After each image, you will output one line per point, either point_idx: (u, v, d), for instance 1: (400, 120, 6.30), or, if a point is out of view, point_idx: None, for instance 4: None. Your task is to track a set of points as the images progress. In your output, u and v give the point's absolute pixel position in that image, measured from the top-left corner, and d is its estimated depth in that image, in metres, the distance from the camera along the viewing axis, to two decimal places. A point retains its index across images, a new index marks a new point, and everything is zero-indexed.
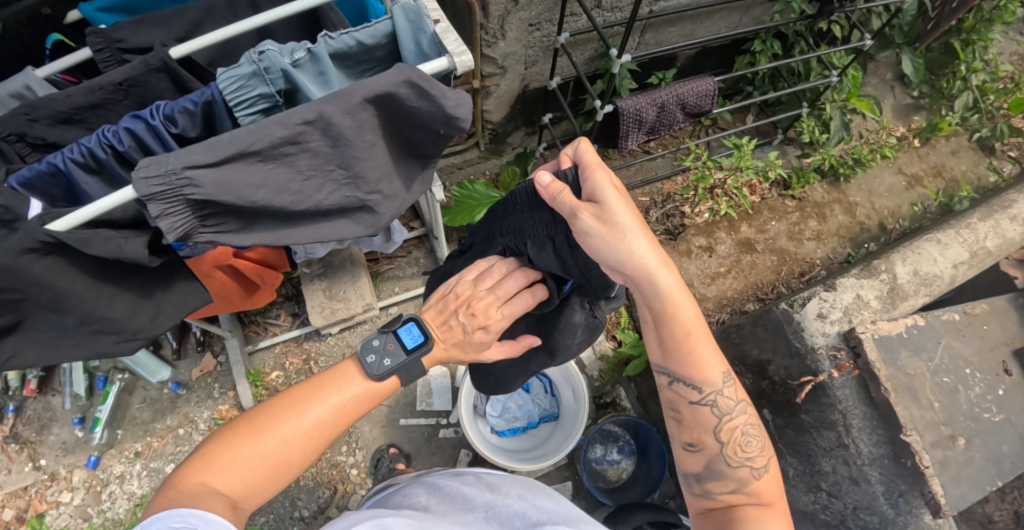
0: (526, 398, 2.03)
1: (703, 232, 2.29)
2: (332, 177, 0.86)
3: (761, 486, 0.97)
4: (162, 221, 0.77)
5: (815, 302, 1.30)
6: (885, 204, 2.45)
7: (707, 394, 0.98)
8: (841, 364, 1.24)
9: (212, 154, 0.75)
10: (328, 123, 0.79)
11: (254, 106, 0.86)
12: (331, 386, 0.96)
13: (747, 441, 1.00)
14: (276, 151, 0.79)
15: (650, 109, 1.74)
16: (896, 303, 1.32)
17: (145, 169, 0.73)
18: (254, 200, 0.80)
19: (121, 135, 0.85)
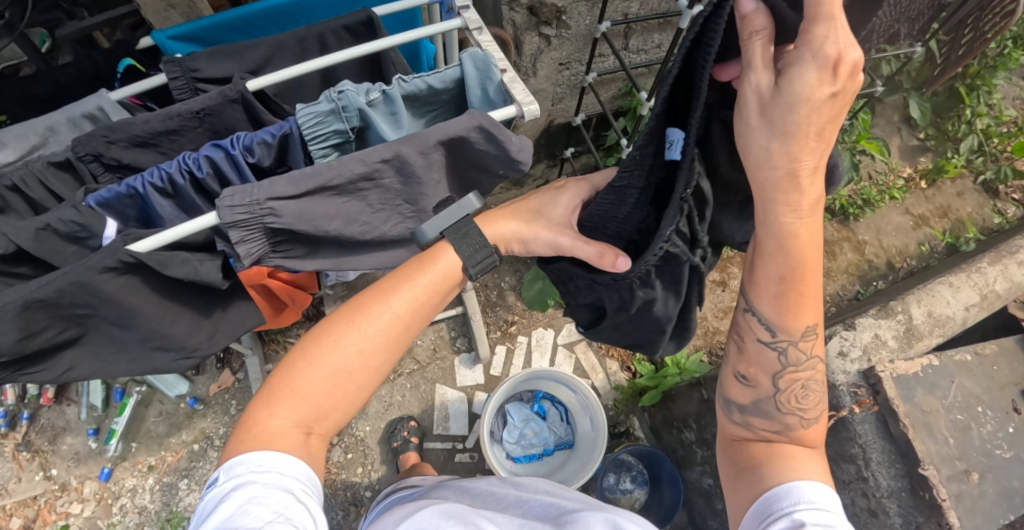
0: (543, 425, 2.08)
1: (717, 266, 2.31)
2: (396, 208, 0.94)
3: (806, 433, 0.97)
4: (241, 247, 0.83)
5: (837, 341, 1.34)
6: (892, 242, 2.53)
7: (781, 339, 0.95)
8: (861, 400, 1.29)
9: (294, 187, 0.82)
10: (403, 162, 0.86)
11: (328, 141, 0.92)
12: (386, 298, 0.93)
13: (807, 392, 0.98)
14: (352, 186, 0.86)
15: None
16: (912, 343, 1.38)
17: (231, 199, 0.79)
18: (327, 230, 0.87)
19: (201, 161, 0.91)
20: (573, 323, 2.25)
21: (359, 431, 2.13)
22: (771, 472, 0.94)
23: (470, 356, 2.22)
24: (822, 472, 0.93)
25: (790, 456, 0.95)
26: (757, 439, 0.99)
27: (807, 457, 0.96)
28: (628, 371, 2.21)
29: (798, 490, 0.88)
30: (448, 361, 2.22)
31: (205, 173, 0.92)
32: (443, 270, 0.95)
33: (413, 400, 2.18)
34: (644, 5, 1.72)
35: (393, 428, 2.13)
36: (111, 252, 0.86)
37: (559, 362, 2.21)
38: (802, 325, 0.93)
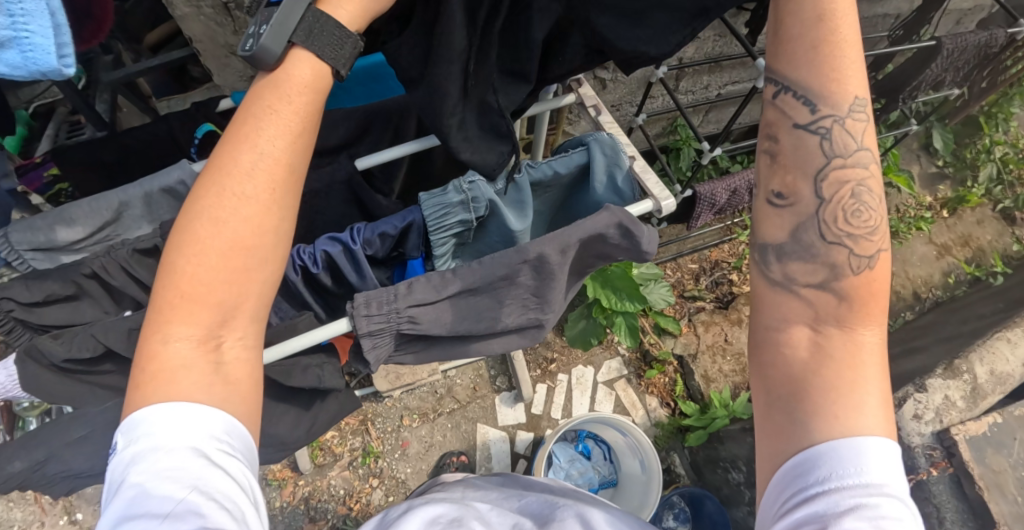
0: (587, 465, 2.08)
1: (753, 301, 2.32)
2: (526, 307, 0.87)
3: (863, 281, 0.76)
4: (371, 353, 0.78)
5: (911, 403, 1.38)
6: (918, 273, 2.57)
7: (824, 118, 0.78)
8: (937, 462, 1.32)
9: (434, 293, 0.79)
10: (544, 263, 0.81)
11: (450, 230, 0.89)
12: (247, 140, 0.69)
13: (859, 208, 0.77)
14: (489, 286, 0.81)
15: (724, 193, 1.78)
16: (978, 402, 1.40)
17: (366, 307, 0.75)
18: (459, 331, 0.83)
19: (319, 256, 0.85)
20: (611, 361, 2.28)
21: (400, 473, 2.10)
22: (822, 405, 0.69)
23: (511, 394, 2.23)
24: (881, 410, 0.69)
25: (846, 359, 0.70)
26: (805, 322, 0.75)
27: (866, 351, 0.71)
28: (668, 408, 2.21)
29: (842, 453, 0.66)
30: (488, 399, 2.22)
31: (320, 268, 0.86)
32: (296, 84, 0.74)
33: (455, 439, 2.16)
34: (701, 50, 1.72)
35: (435, 469, 2.10)
36: None
37: (600, 399, 2.21)
38: (847, 95, 0.77)
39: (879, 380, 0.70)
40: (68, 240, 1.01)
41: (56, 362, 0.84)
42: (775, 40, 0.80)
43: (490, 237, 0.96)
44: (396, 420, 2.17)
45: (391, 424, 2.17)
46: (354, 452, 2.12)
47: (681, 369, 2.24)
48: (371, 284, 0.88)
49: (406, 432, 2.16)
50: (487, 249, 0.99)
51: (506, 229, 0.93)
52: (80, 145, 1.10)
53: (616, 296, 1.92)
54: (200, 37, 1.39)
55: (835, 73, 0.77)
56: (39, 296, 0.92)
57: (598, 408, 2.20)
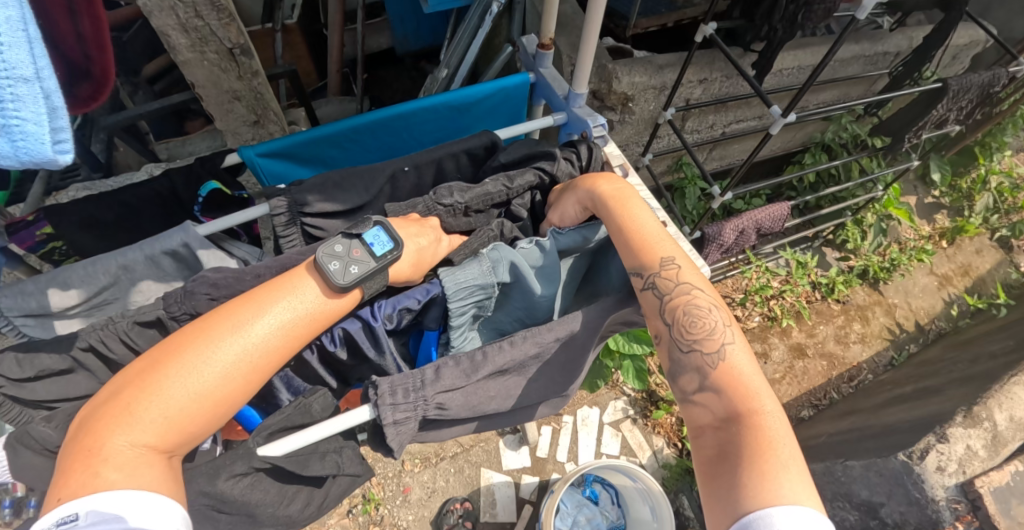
0: (595, 510, 2.03)
1: (757, 337, 2.36)
2: (551, 380, 0.83)
3: (726, 372, 0.81)
4: (395, 442, 0.74)
5: (933, 455, 1.35)
6: (920, 304, 2.57)
7: (648, 276, 0.89)
8: (961, 516, 1.27)
9: (465, 378, 0.77)
10: (575, 339, 0.81)
11: (471, 298, 0.84)
12: (264, 303, 0.76)
13: (694, 319, 0.86)
14: (519, 365, 0.80)
15: (731, 234, 1.63)
16: (999, 451, 1.37)
17: (394, 397, 0.73)
18: (487, 410, 0.80)
19: (336, 334, 0.82)
20: (617, 401, 2.27)
21: (401, 521, 2.03)
22: (745, 482, 0.71)
23: (515, 437, 2.20)
24: (805, 481, 0.70)
25: (752, 441, 0.73)
26: (710, 427, 0.79)
27: (777, 433, 0.74)
28: (675, 448, 2.19)
29: (771, 519, 0.67)
30: (492, 443, 2.19)
31: (337, 345, 0.83)
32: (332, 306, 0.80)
33: (457, 485, 2.11)
34: (707, 90, 1.71)
35: (438, 517, 2.04)
36: (242, 454, 0.76)
37: (606, 441, 2.19)
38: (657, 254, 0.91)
39: (791, 445, 0.73)
40: (62, 305, 0.95)
41: (52, 448, 0.81)
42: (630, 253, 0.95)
43: (511, 304, 0.92)
44: (397, 465, 2.12)
45: (390, 469, 2.11)
46: (354, 499, 2.05)
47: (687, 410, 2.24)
48: (390, 361, 0.84)
49: (408, 478, 2.10)
50: (512, 321, 0.95)
51: (529, 296, 0.90)
52: (76, 203, 1.05)
53: (624, 338, 1.88)
54: (202, 82, 1.35)
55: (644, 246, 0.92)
56: (30, 372, 0.88)
57: (604, 450, 2.18)
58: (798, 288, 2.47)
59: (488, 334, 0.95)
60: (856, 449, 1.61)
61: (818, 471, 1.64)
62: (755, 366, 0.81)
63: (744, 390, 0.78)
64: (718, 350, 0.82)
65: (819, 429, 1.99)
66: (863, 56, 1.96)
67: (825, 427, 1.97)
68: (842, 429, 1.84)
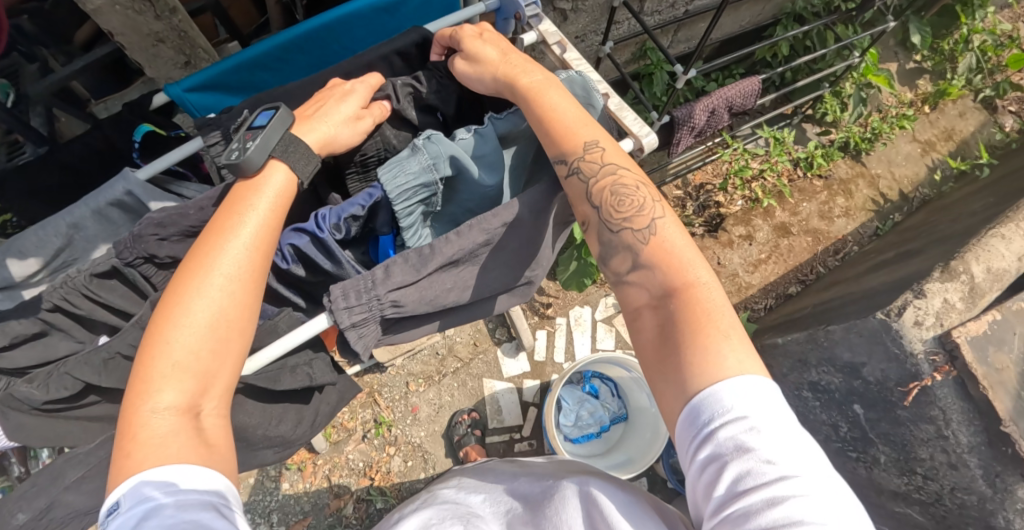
0: (597, 403, 2.12)
1: (741, 221, 2.38)
2: (511, 267, 0.86)
3: (656, 246, 0.82)
4: (358, 344, 0.77)
5: (911, 311, 1.37)
6: (904, 172, 2.56)
7: (573, 162, 0.87)
8: (940, 367, 1.31)
9: (416, 273, 0.76)
10: (525, 221, 0.81)
11: (415, 196, 0.83)
12: (230, 220, 0.75)
13: (624, 200, 0.86)
14: (471, 255, 0.80)
15: (702, 115, 1.59)
16: (977, 301, 1.40)
17: (346, 298, 0.74)
18: (447, 303, 0.81)
19: (285, 250, 0.81)
20: (607, 298, 2.39)
21: (413, 438, 2.34)
22: (688, 358, 0.71)
23: (512, 345, 2.38)
24: (746, 347, 0.72)
25: (690, 312, 0.74)
26: (649, 306, 0.79)
27: (715, 303, 0.75)
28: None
29: (719, 394, 0.68)
30: (491, 354, 2.37)
31: (291, 262, 0.82)
32: (279, 189, 0.80)
33: (463, 398, 2.33)
34: None
35: (447, 430, 2.28)
36: None
37: (600, 337, 2.37)
38: (581, 139, 0.87)
39: (729, 315, 0.74)
40: (24, 274, 0.92)
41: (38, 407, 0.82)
42: (544, 133, 0.90)
43: (461, 201, 0.92)
44: (402, 387, 2.38)
45: (395, 393, 2.36)
46: (367, 425, 2.32)
47: None
48: (348, 270, 0.83)
49: (416, 398, 2.35)
50: (462, 217, 0.94)
51: (477, 187, 0.89)
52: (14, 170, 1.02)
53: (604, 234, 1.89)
54: (120, 29, 1.26)
55: (565, 130, 0.88)
56: (4, 341, 0.88)
57: (599, 345, 2.37)
58: (777, 165, 2.42)
59: (442, 230, 0.94)
60: (841, 312, 1.66)
61: (801, 340, 1.70)
62: (682, 236, 0.84)
63: (675, 260, 0.80)
64: (647, 227, 0.84)
65: (805, 301, 2.05)
66: None
67: (809, 299, 2.04)
68: (825, 298, 1.89)
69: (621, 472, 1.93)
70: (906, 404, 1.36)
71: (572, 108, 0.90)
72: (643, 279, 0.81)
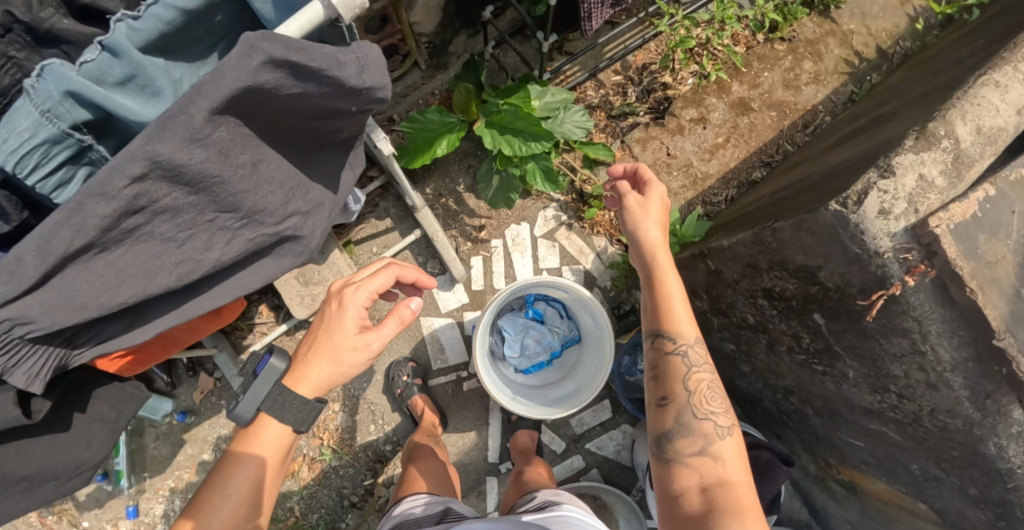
0: (544, 329, 2.07)
1: (692, 102, 2.21)
2: (195, 218, 0.98)
3: (717, 446, 1.16)
4: (18, 364, 0.96)
5: (874, 197, 1.08)
6: (881, 25, 2.22)
7: (679, 345, 1.24)
8: (914, 266, 1.06)
9: (32, 276, 0.86)
10: (163, 161, 0.86)
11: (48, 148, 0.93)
12: None
13: (711, 395, 1.22)
14: (112, 234, 0.90)
15: None
16: (962, 174, 1.14)
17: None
18: (121, 294, 0.96)
19: None
20: (546, 210, 2.24)
21: (359, 391, 2.23)
22: (736, 515, 1.00)
23: (447, 278, 2.20)
24: (739, 459, 1.15)
25: (735, 503, 1.03)
26: (699, 489, 1.09)
27: (741, 483, 1.09)
28: (619, 245, 2.24)
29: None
30: (425, 290, 2.23)
31: None
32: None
33: (400, 340, 2.21)
34: None
35: (388, 379, 2.19)
36: None
37: (545, 255, 2.23)
38: (685, 332, 1.24)
39: (754, 500, 1.06)
40: None
41: None
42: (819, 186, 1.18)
43: (120, 127, 0.99)
44: None
45: None
46: None
47: None
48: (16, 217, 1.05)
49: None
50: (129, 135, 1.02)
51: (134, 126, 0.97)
52: None
53: (520, 140, 1.77)
54: None
55: (670, 316, 1.24)
56: None
57: (545, 264, 2.23)
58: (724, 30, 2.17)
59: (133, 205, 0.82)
60: (793, 201, 1.41)
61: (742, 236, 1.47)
62: (739, 454, 1.16)
63: (731, 458, 1.13)
64: (724, 426, 1.18)
65: (765, 190, 1.80)
66: None
67: (768, 187, 1.78)
68: (780, 185, 1.64)
69: (573, 399, 1.87)
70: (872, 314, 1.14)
71: (682, 304, 1.25)
72: (697, 460, 1.14)
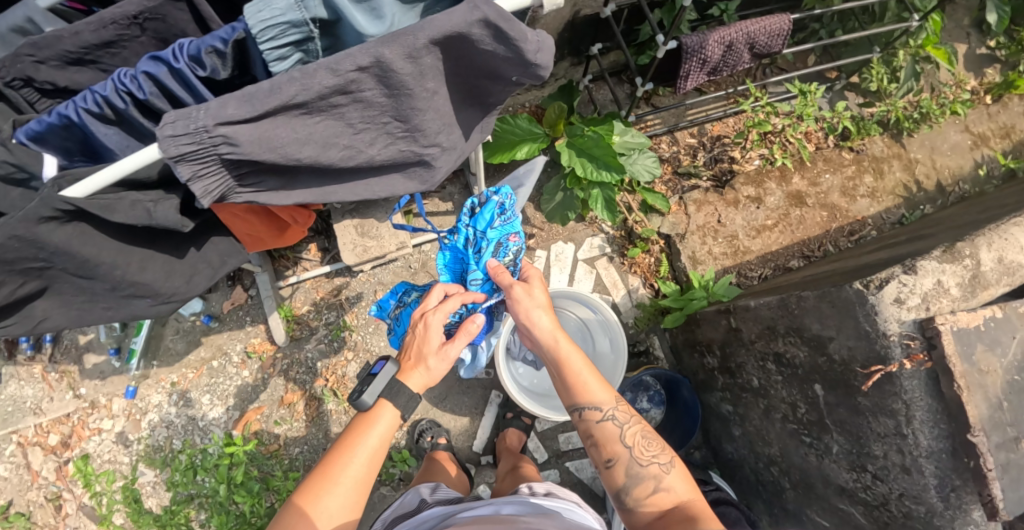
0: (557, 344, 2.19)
1: (753, 182, 2.34)
2: (390, 138, 1.15)
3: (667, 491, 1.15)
4: (197, 181, 1.01)
5: (893, 286, 1.28)
6: (947, 163, 2.40)
7: (605, 411, 1.22)
8: (913, 354, 1.26)
9: (248, 110, 0.96)
10: (380, 68, 1.00)
11: (287, 43, 1.04)
12: (349, 451, 1.22)
13: (647, 441, 1.23)
14: (321, 104, 1.01)
15: (717, 48, 1.73)
16: (975, 292, 1.32)
17: (174, 129, 0.94)
18: (301, 156, 1.05)
19: (140, 83, 1.07)
20: (594, 238, 2.40)
21: (373, 347, 2.41)
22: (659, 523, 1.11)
23: None
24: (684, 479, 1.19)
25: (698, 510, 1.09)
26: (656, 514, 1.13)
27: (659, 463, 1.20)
28: (650, 290, 2.37)
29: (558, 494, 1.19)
30: None
31: (126, 103, 1.08)
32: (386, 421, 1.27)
33: None
34: None
35: None
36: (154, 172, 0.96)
37: (580, 277, 2.38)
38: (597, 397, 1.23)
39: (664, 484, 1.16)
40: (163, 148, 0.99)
41: None
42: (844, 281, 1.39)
43: (345, 43, 1.09)
44: (370, 295, 2.43)
45: (364, 299, 2.43)
46: (329, 325, 2.42)
47: (667, 251, 2.35)
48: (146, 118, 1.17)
49: None
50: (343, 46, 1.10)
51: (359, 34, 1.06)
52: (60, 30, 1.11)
53: (594, 166, 1.97)
54: None
55: (580, 388, 1.24)
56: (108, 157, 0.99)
57: (577, 285, 2.38)
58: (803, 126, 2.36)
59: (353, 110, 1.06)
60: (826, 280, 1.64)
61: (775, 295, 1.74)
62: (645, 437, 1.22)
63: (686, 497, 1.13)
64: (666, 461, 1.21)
65: (815, 269, 2.01)
66: None
67: (813, 269, 2.00)
68: (825, 268, 1.85)
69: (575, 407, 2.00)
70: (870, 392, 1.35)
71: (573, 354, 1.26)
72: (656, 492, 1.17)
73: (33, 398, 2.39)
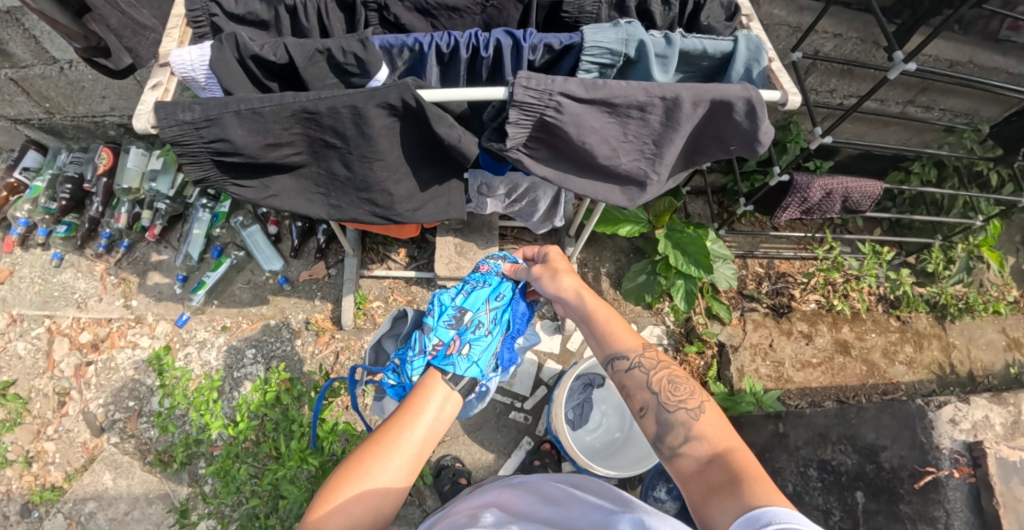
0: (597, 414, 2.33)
1: (806, 320, 2.54)
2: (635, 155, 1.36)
3: (702, 424, 1.06)
4: (512, 126, 1.26)
5: (950, 411, 1.60)
6: (981, 356, 2.56)
7: (635, 359, 1.19)
8: (961, 467, 1.50)
9: (583, 92, 1.23)
10: (672, 105, 1.26)
11: (596, 59, 1.36)
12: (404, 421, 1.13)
13: (677, 386, 1.14)
14: (624, 110, 1.27)
15: (818, 192, 2.14)
16: (1015, 435, 1.61)
17: (528, 81, 1.21)
18: (587, 139, 1.29)
19: (488, 44, 1.37)
20: (654, 327, 2.60)
21: None
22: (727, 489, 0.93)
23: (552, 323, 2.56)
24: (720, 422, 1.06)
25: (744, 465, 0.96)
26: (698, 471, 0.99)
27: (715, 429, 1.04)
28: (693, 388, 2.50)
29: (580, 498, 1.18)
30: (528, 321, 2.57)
31: (466, 52, 1.37)
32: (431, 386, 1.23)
33: None
34: (838, 47, 2.11)
35: None
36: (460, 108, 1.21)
37: None
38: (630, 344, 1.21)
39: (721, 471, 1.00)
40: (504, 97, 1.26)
41: (247, 52, 1.27)
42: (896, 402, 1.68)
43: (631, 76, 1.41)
44: None
45: None
46: None
47: (717, 358, 2.51)
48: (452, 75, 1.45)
49: None
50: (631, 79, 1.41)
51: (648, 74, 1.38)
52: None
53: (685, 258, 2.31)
54: None
55: (609, 335, 1.24)
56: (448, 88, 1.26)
57: None
58: (863, 283, 2.62)
59: (625, 118, 1.30)
60: None
61: None
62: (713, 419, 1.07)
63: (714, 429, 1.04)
64: (695, 406, 1.09)
65: None
66: (1006, 71, 2.12)
67: None
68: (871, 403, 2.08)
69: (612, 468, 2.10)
70: (914, 501, 1.52)
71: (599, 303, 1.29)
72: (686, 446, 1.03)
73: (83, 292, 2.55)
